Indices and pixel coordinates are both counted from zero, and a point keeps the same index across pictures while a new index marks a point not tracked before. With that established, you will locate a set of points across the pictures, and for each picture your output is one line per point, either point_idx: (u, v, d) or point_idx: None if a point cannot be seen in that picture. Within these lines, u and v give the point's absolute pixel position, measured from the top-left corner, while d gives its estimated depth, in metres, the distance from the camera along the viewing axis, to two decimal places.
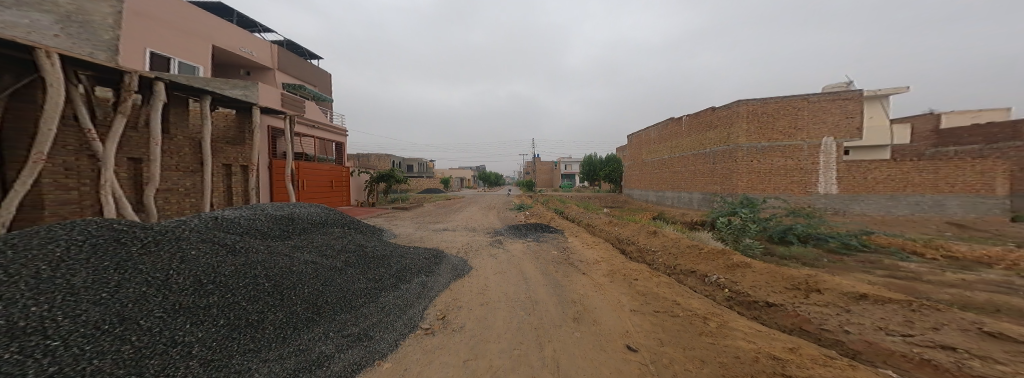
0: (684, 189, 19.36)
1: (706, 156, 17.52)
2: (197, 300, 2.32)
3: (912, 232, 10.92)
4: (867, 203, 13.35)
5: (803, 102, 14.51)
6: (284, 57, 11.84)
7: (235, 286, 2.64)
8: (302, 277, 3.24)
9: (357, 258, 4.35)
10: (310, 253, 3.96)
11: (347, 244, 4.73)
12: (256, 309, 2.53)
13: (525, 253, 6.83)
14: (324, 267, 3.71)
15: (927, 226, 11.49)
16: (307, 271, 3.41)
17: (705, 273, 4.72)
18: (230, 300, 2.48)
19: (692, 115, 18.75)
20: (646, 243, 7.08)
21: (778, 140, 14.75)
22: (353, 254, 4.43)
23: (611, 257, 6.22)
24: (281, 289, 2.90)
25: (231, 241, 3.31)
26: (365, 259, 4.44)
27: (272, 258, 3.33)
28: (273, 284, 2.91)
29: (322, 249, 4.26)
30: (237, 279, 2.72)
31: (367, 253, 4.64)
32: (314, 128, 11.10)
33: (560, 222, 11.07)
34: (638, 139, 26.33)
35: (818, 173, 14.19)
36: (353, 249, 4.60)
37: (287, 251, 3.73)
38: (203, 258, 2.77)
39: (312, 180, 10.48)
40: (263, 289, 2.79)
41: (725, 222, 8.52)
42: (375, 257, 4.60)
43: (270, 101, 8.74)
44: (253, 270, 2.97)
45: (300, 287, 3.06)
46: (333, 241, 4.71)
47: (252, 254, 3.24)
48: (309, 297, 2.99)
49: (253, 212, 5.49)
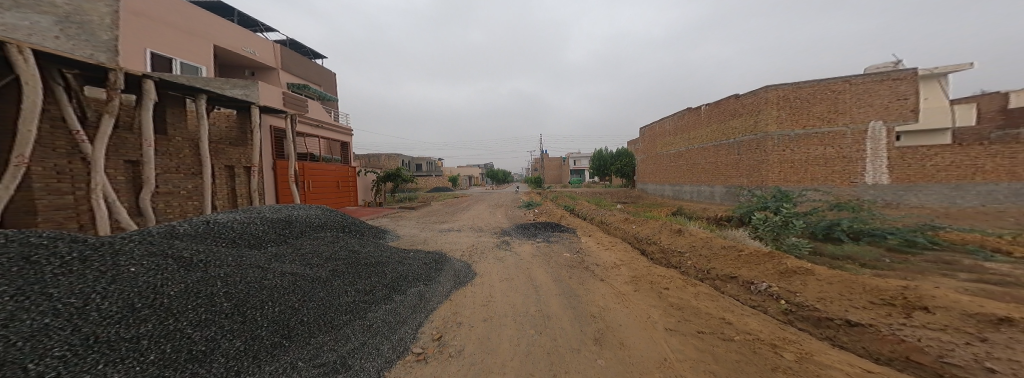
0: (705, 183, 18.13)
1: (730, 147, 16.25)
2: (122, 330, 1.84)
3: (986, 226, 9.47)
4: (925, 194, 11.83)
5: (843, 84, 13.10)
6: (285, 57, 11.83)
7: (179, 310, 2.16)
8: (273, 293, 2.77)
9: (346, 266, 3.89)
10: (291, 263, 3.51)
11: (339, 250, 4.29)
12: (205, 336, 2.05)
13: (534, 255, 6.18)
14: (305, 278, 3.26)
15: (1002, 218, 9.98)
16: (282, 285, 2.95)
17: (750, 279, 3.96)
18: (170, 327, 2.00)
19: (713, 103, 17.49)
20: (671, 243, 6.29)
21: (815, 126, 13.40)
22: (343, 261, 3.98)
23: (632, 260, 5.47)
24: (244, 310, 2.42)
25: (190, 254, 2.86)
26: (356, 266, 3.98)
27: (239, 273, 2.88)
28: (234, 304, 2.44)
29: (307, 258, 3.82)
30: (186, 300, 2.26)
31: (359, 260, 4.18)
32: (318, 128, 10.93)
33: (571, 220, 10.40)
34: (652, 131, 25.15)
35: (864, 162, 12.75)
36: (345, 256, 4.15)
37: (262, 262, 3.28)
38: (145, 279, 2.33)
39: (317, 180, 10.29)
40: (220, 311, 2.32)
41: (761, 219, 7.55)
42: (368, 265, 4.14)
43: (272, 101, 8.55)
44: (210, 288, 2.51)
45: (269, 306, 2.59)
46: (322, 248, 4.27)
47: (214, 270, 2.79)
48: (279, 318, 2.51)
49: (247, 215, 5.14)
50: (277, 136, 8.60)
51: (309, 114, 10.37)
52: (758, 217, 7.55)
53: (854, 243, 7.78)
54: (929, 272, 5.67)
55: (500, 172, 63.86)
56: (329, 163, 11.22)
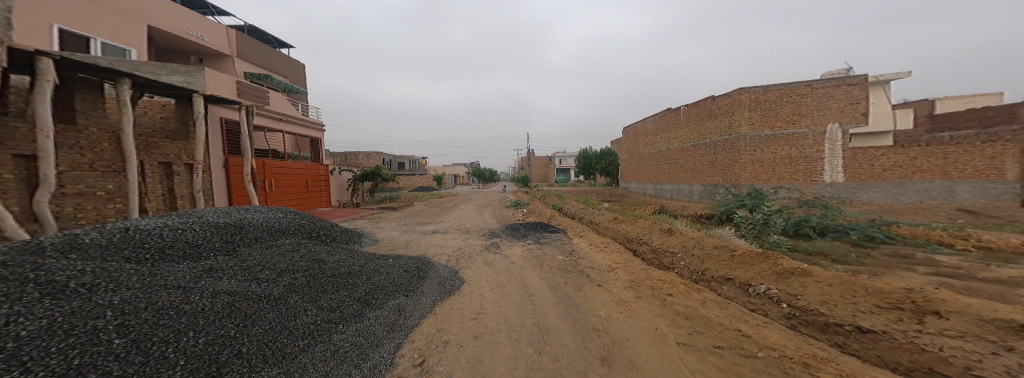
0: (684, 181, 18.74)
1: (707, 147, 16.88)
2: None
3: (926, 220, 10.42)
4: (875, 191, 12.87)
5: (806, 89, 13.91)
6: (243, 44, 10.65)
7: (32, 356, 1.46)
8: (199, 318, 2.08)
9: (307, 275, 3.26)
10: (229, 278, 2.79)
11: (300, 258, 3.64)
12: None
13: (526, 259, 5.86)
14: (248, 295, 2.57)
15: (937, 213, 11.03)
16: (213, 307, 2.26)
17: (748, 281, 3.89)
18: None
19: (691, 104, 18.10)
20: (664, 244, 6.21)
21: (781, 128, 14.17)
22: (304, 270, 3.35)
23: (627, 262, 5.32)
24: (149, 346, 1.74)
25: (69, 277, 2.09)
26: (320, 275, 3.35)
27: (146, 294, 2.14)
28: (133, 338, 1.75)
29: (254, 270, 3.10)
30: (44, 343, 1.54)
31: (324, 268, 3.54)
32: (283, 122, 9.88)
33: (561, 220, 10.20)
34: (634, 131, 25.65)
35: (824, 162, 13.66)
36: (307, 264, 3.50)
37: (190, 277, 2.59)
38: None
39: (282, 180, 9.32)
40: (106, 349, 1.63)
41: (744, 217, 7.72)
42: (336, 273, 3.53)
43: (224, 90, 7.57)
44: (92, 320, 1.78)
45: (190, 336, 1.91)
46: (277, 257, 3.55)
47: (107, 294, 2.05)
48: (206, 350, 1.86)
49: (184, 220, 4.31)
50: (230, 130, 7.64)
51: (272, 106, 9.34)
52: (741, 216, 7.72)
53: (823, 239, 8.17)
54: (894, 266, 5.99)
55: (483, 169, 63.00)
56: (296, 161, 10.22)
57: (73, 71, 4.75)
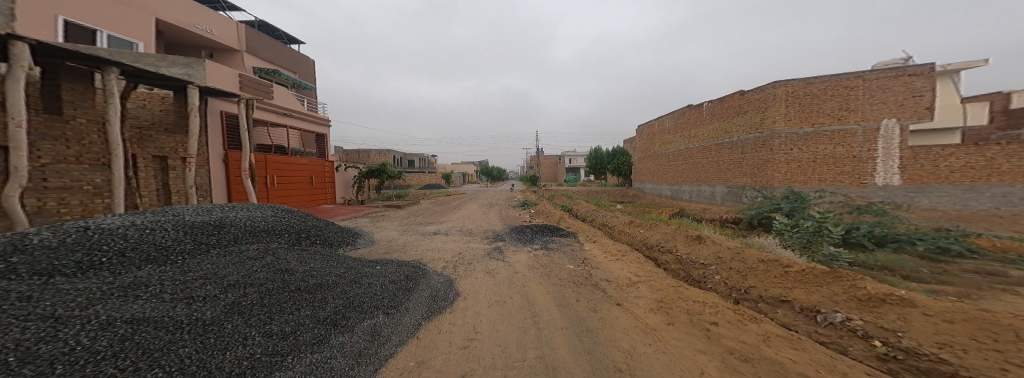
0: (706, 182, 17.50)
1: (734, 145, 15.57)
2: None
3: (1007, 230, 8.87)
4: (937, 196, 11.13)
5: (856, 81, 12.41)
6: (252, 39, 10.56)
7: None
8: (66, 365, 1.45)
9: (263, 290, 2.70)
10: (157, 298, 2.20)
11: (264, 268, 3.11)
12: None
13: (532, 268, 5.18)
14: (169, 323, 1.96)
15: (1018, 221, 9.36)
16: (102, 343, 1.64)
17: (813, 306, 3.04)
18: None
19: (716, 100, 16.80)
20: (693, 254, 5.35)
21: (824, 124, 12.73)
22: (262, 283, 2.80)
23: (651, 276, 4.52)
24: None
25: None
26: (280, 291, 2.78)
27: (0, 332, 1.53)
28: None
29: (197, 284, 2.52)
30: None
31: (289, 281, 3.00)
32: (287, 117, 9.69)
33: (572, 222, 9.48)
34: (650, 129, 24.41)
35: (875, 162, 12.14)
36: (268, 276, 2.97)
37: (95, 300, 2.00)
38: None
39: (284, 176, 9.15)
40: None
41: (789, 224, 6.65)
42: (302, 287, 2.97)
43: (225, 83, 7.36)
44: None
45: None
46: (234, 268, 2.99)
47: None
48: None
49: (151, 219, 3.87)
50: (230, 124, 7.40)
51: (276, 100, 9.16)
52: (784, 223, 6.67)
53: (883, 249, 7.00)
54: (987, 287, 4.84)
55: (495, 168, 62.67)
56: (300, 157, 10.03)
57: (58, 59, 4.48)
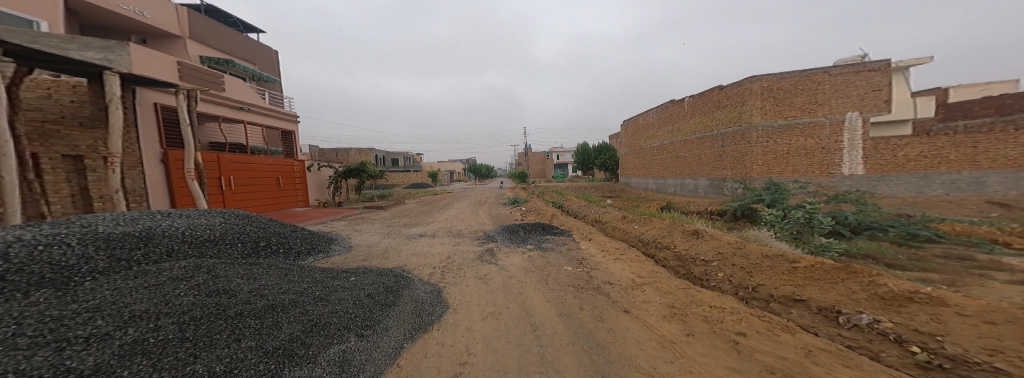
0: (688, 175, 17.88)
1: (714, 139, 15.94)
2: None
3: (959, 214, 9.50)
4: (896, 184, 11.88)
5: (823, 75, 12.91)
6: (197, 24, 9.39)
7: None
8: None
9: (188, 320, 2.09)
10: (14, 347, 1.56)
11: (195, 289, 2.46)
12: None
13: (528, 272, 4.81)
14: None
15: (967, 206, 10.02)
16: None
17: (832, 305, 2.84)
18: None
19: (697, 95, 17.10)
20: (694, 250, 5.15)
21: (797, 117, 13.20)
22: (188, 310, 2.18)
23: (655, 277, 4.25)
24: None
25: None
26: (215, 319, 2.18)
27: None
28: None
29: (90, 319, 1.88)
30: None
31: (228, 304, 2.38)
32: (244, 112, 8.68)
33: (563, 219, 9.16)
34: (635, 124, 24.70)
35: (842, 153, 12.71)
36: (199, 300, 2.34)
37: None
38: None
39: (243, 177, 8.21)
40: None
41: (778, 216, 6.64)
42: (246, 312, 2.37)
43: (159, 71, 6.37)
44: None
45: None
46: (152, 291, 2.33)
47: None
48: None
49: (47, 233, 3.07)
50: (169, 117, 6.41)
51: (229, 93, 8.14)
52: (775, 215, 6.66)
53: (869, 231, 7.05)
54: (968, 274, 4.94)
55: (479, 165, 61.66)
56: (263, 156, 9.06)
57: None
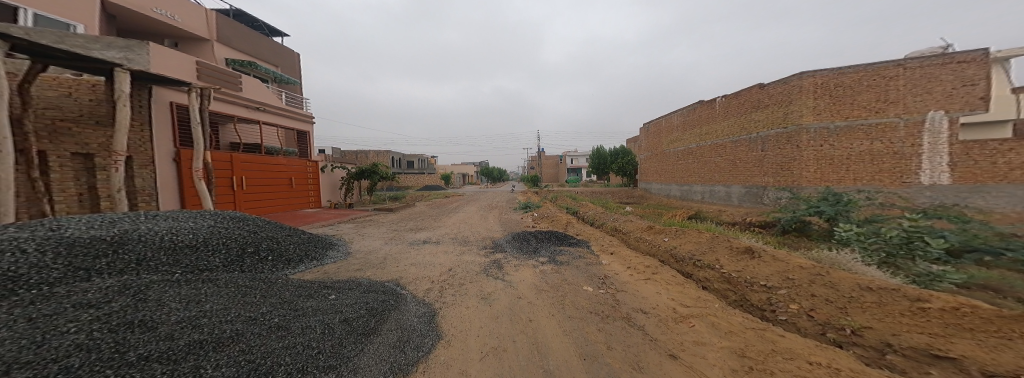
0: (720, 182, 16.26)
1: (753, 142, 14.32)
2: None
3: None
4: (995, 196, 9.59)
5: (895, 69, 11.11)
6: (225, 28, 9.57)
7: None
8: None
9: (55, 370, 1.54)
10: None
11: (99, 321, 1.96)
12: None
13: (539, 292, 4.06)
14: None
15: None
16: None
17: (1011, 373, 1.81)
18: None
19: (732, 94, 15.59)
20: (749, 273, 4.13)
21: (859, 117, 11.44)
22: (67, 355, 1.64)
23: (705, 307, 3.33)
24: None
25: None
26: (98, 365, 1.62)
27: None
28: None
29: None
30: None
31: (133, 342, 1.85)
32: (261, 111, 8.68)
33: (580, 227, 8.29)
34: (656, 128, 23.14)
35: (919, 158, 10.69)
36: (93, 338, 1.81)
37: None
38: None
39: (255, 177, 8.18)
40: None
41: (860, 234, 5.32)
42: (156, 352, 1.81)
43: (178, 72, 6.40)
44: None
45: None
46: (40, 324, 1.84)
47: None
48: None
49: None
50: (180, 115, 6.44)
51: (246, 93, 8.17)
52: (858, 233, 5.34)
53: (1001, 254, 5.38)
54: None
55: (496, 169, 61.45)
56: (278, 157, 9.06)
57: None
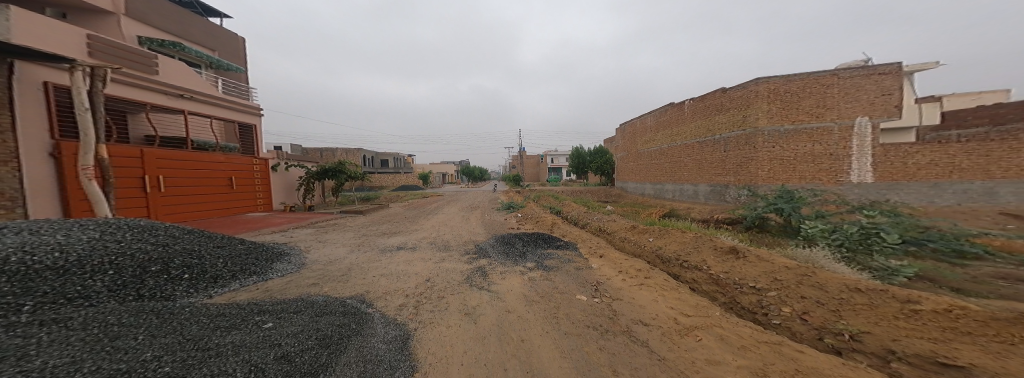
0: (688, 180, 17.17)
1: (716, 144, 15.24)
2: None
3: (973, 227, 8.36)
4: (907, 192, 10.88)
5: (832, 79, 12.24)
6: (138, 0, 7.88)
7: None
8: None
9: None
10: None
11: None
12: None
13: (529, 303, 3.69)
14: None
15: (980, 217, 9.03)
16: None
17: None
18: None
19: (698, 98, 16.48)
20: (738, 274, 4.11)
21: (804, 122, 12.51)
22: None
23: (708, 317, 3.17)
24: None
25: None
26: None
27: None
28: None
29: None
30: None
31: None
32: (185, 100, 7.31)
33: (566, 228, 8.09)
34: (632, 128, 24.07)
35: (850, 159, 11.90)
36: None
37: None
38: None
39: (178, 176, 6.89)
40: None
41: (828, 230, 5.62)
42: None
43: (57, 46, 5.09)
44: None
45: None
46: None
47: None
48: None
49: None
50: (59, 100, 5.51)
51: (163, 77, 6.80)
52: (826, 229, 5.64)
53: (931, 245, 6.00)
54: None
55: (471, 167, 60.44)
56: (214, 153, 7.82)
57: None
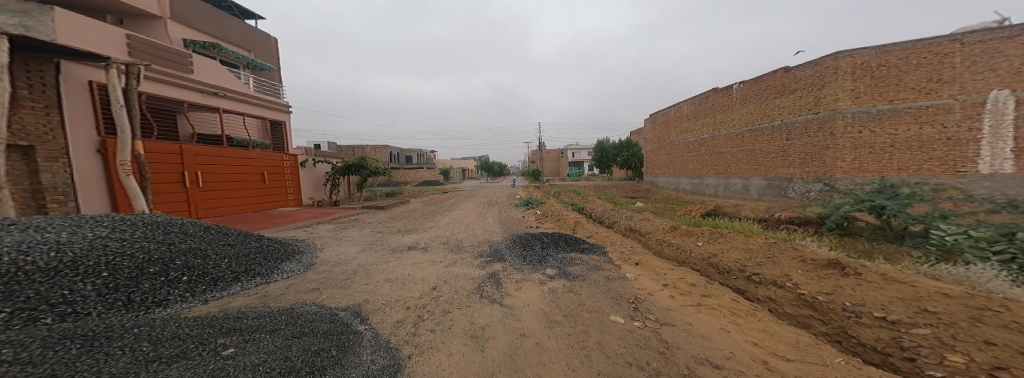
0: (736, 174, 14.91)
1: (776, 131, 12.95)
2: None
3: None
4: None
5: (951, 45, 9.11)
6: (184, 5, 8.36)
7: None
8: None
9: None
10: None
11: None
12: None
13: (548, 325, 2.89)
14: None
15: None
16: None
17: None
18: None
19: (752, 79, 14.18)
20: (848, 298, 2.94)
21: (905, 100, 9.59)
22: None
23: (823, 366, 2.13)
24: None
25: None
26: None
27: None
28: None
29: None
30: None
31: None
32: (219, 97, 7.53)
33: (591, 229, 7.09)
34: (665, 117, 21.80)
35: (977, 145, 8.67)
36: None
37: None
38: None
39: (215, 171, 7.09)
40: None
41: (985, 243, 3.97)
42: None
43: (98, 46, 5.30)
44: None
45: None
46: None
47: None
48: None
49: None
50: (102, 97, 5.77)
51: (199, 76, 7.02)
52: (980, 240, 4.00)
53: None
54: None
55: (497, 164, 60.45)
56: (249, 151, 8.06)
57: None
